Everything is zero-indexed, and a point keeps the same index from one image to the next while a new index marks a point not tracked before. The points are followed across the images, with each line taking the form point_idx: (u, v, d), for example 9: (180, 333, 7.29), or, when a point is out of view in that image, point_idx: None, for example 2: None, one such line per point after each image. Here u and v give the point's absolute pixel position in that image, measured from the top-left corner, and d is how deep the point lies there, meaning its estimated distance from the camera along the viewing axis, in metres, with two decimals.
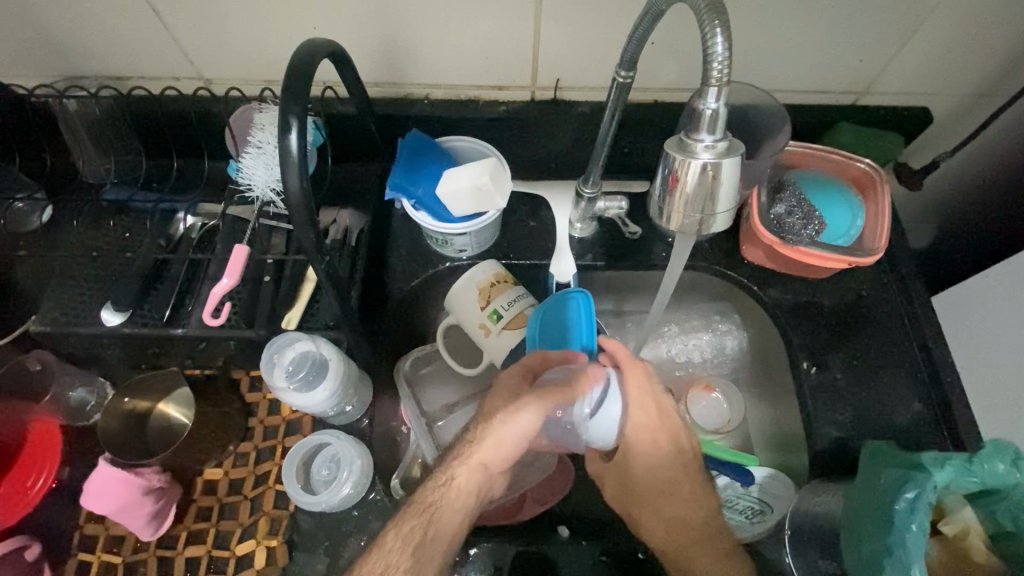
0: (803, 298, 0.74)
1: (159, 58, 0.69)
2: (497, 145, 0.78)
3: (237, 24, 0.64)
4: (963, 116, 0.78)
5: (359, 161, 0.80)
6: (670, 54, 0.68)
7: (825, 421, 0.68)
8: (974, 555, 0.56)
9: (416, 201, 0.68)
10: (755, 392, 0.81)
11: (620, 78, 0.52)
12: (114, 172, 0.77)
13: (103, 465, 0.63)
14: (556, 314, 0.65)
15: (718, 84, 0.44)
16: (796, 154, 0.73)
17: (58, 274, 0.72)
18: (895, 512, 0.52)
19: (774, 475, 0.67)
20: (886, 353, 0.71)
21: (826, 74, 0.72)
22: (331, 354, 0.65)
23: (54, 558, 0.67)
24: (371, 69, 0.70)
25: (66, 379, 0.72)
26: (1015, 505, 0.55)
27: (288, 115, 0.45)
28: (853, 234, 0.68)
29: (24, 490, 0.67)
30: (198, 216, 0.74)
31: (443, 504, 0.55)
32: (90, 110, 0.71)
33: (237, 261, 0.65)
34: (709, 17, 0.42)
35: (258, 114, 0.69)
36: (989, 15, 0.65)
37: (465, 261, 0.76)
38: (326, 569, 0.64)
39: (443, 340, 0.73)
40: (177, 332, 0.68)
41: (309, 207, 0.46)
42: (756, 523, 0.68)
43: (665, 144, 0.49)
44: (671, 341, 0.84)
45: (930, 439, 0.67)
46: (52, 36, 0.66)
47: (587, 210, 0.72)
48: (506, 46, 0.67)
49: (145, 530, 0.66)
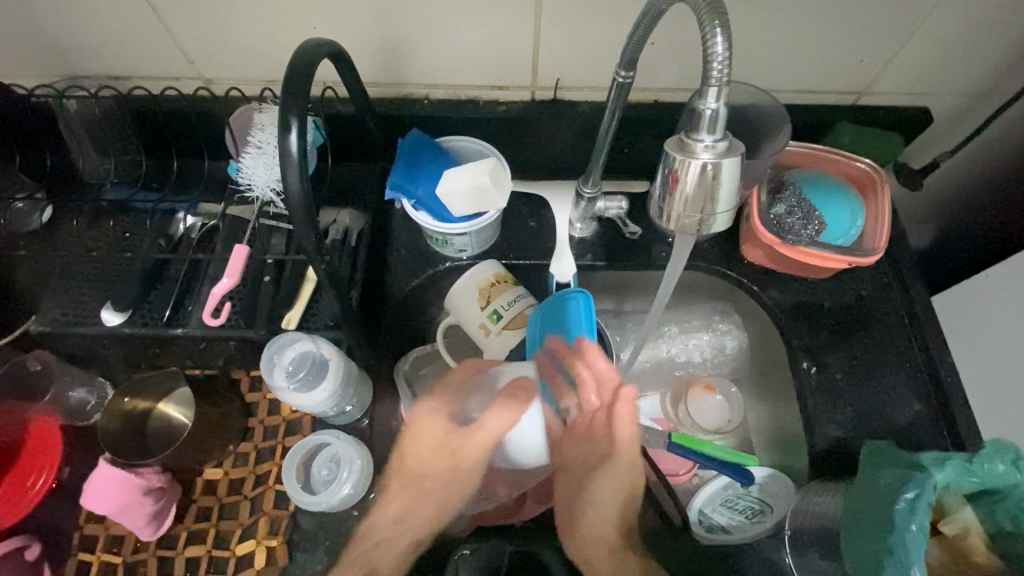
0: (804, 298, 0.74)
1: (158, 58, 0.69)
2: (497, 145, 0.78)
3: (237, 24, 0.64)
4: (962, 116, 0.78)
5: (359, 161, 0.80)
6: (670, 54, 0.68)
7: (826, 422, 0.68)
8: (973, 555, 0.56)
9: (416, 201, 0.68)
10: (755, 392, 0.81)
11: (620, 78, 0.52)
12: (114, 171, 0.77)
13: (103, 465, 0.63)
14: (556, 313, 0.64)
15: (718, 85, 0.44)
16: (797, 154, 0.73)
17: (58, 275, 0.72)
18: (895, 511, 0.52)
19: (774, 475, 0.67)
20: (886, 353, 0.71)
21: (827, 74, 0.72)
22: (331, 354, 0.65)
23: (54, 558, 0.67)
24: (371, 69, 0.70)
25: (66, 379, 0.72)
26: (1015, 504, 0.55)
27: (288, 115, 0.45)
28: (853, 234, 0.68)
29: (24, 490, 0.67)
30: (198, 216, 0.75)
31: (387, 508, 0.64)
32: (91, 110, 0.71)
33: (237, 261, 0.65)
34: (709, 17, 0.42)
35: (258, 114, 0.69)
36: (989, 13, 0.65)
37: (465, 261, 0.76)
38: (325, 569, 0.64)
39: (443, 340, 0.73)
40: (177, 332, 0.68)
41: (309, 207, 0.46)
42: (757, 523, 0.67)
43: (665, 144, 0.49)
44: (671, 341, 0.84)
45: (931, 439, 0.67)
46: (51, 35, 0.66)
47: (587, 210, 0.72)
48: (506, 45, 0.67)
49: (145, 530, 0.66)
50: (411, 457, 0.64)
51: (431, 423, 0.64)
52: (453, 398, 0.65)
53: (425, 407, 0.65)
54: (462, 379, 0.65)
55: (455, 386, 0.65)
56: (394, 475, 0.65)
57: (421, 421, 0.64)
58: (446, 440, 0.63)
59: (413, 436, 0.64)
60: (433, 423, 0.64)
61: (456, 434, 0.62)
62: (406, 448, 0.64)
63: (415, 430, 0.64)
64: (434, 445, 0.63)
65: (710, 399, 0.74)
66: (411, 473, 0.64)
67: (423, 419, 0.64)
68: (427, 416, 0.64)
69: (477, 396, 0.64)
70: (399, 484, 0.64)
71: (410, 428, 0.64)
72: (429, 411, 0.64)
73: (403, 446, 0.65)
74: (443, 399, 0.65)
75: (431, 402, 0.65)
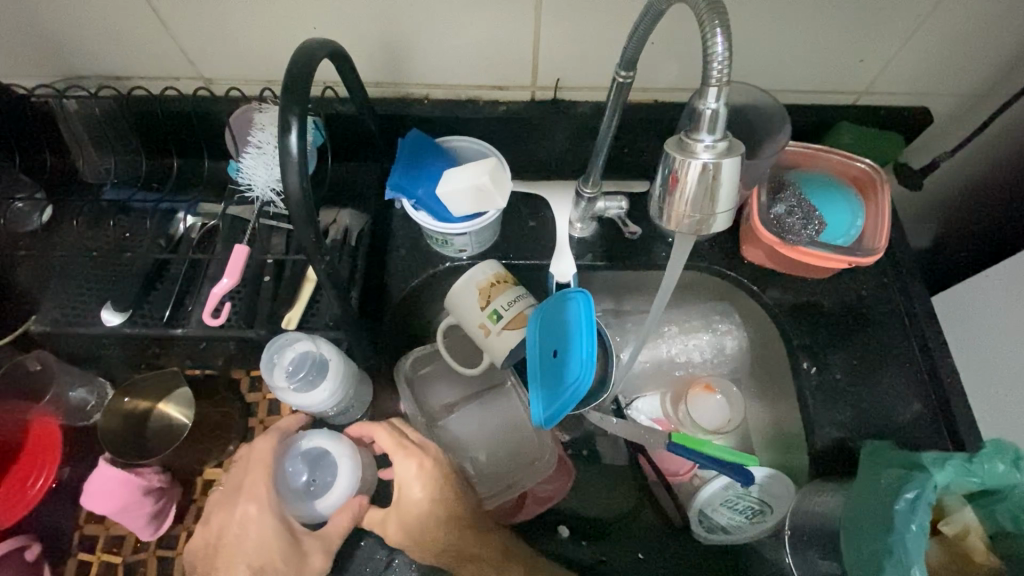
0: (804, 298, 0.74)
1: (159, 59, 0.69)
2: (497, 145, 0.78)
3: (237, 24, 0.64)
4: (962, 115, 0.78)
5: (359, 161, 0.80)
6: (670, 54, 0.68)
7: (826, 422, 0.68)
8: (973, 555, 0.56)
9: (416, 201, 0.68)
10: (755, 391, 0.81)
11: (620, 78, 0.52)
12: (113, 171, 0.77)
13: (103, 465, 0.63)
14: (555, 312, 0.65)
15: (718, 85, 0.44)
16: (796, 154, 0.73)
17: (58, 275, 0.72)
18: (895, 512, 0.52)
19: (775, 475, 0.64)
20: (886, 353, 0.71)
21: (827, 73, 0.72)
22: (331, 354, 0.64)
23: (54, 558, 0.67)
24: (371, 69, 0.70)
25: (66, 380, 0.72)
26: (1015, 505, 0.55)
27: (288, 116, 0.45)
28: (853, 234, 0.68)
29: (24, 490, 0.67)
30: (198, 216, 0.74)
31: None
32: (91, 110, 0.71)
33: (237, 261, 0.65)
34: (709, 17, 0.42)
35: (258, 114, 0.69)
36: (989, 14, 0.65)
37: (465, 261, 0.76)
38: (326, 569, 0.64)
39: (443, 340, 0.73)
40: (177, 332, 0.68)
41: (309, 207, 0.46)
42: (756, 523, 0.67)
43: (665, 144, 0.49)
44: (671, 340, 0.82)
45: (930, 439, 0.67)
46: (51, 35, 0.66)
47: (587, 210, 0.72)
48: (506, 45, 0.67)
49: (145, 530, 0.66)
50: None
51: (252, 538, 0.59)
52: (264, 497, 0.60)
53: (235, 521, 0.60)
54: (260, 475, 0.61)
55: (254, 487, 0.61)
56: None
57: (239, 540, 0.59)
58: (278, 547, 0.59)
59: (233, 554, 0.59)
60: (257, 542, 0.59)
61: (291, 540, 0.60)
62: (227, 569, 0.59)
63: (238, 549, 0.59)
64: (260, 563, 0.58)
65: (711, 395, 0.73)
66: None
67: (244, 537, 0.59)
68: (242, 532, 0.59)
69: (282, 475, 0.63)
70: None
71: (224, 542, 0.60)
72: (250, 522, 0.60)
73: (219, 567, 0.60)
74: (255, 513, 0.60)
75: (236, 517, 0.60)
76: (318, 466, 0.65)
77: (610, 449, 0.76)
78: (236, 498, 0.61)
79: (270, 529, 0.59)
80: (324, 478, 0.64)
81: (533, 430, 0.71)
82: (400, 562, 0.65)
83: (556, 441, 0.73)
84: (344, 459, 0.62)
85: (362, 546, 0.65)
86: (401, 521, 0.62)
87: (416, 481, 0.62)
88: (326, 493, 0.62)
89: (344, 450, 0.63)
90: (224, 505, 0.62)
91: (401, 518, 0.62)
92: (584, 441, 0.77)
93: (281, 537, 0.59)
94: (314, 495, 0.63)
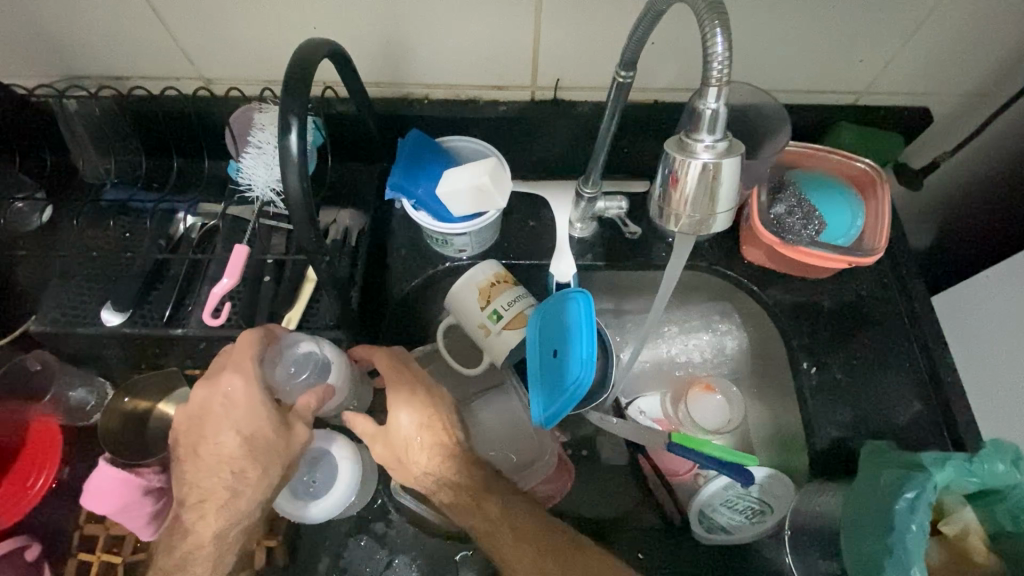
0: (804, 299, 0.74)
1: (159, 59, 0.69)
2: (497, 145, 0.78)
3: (237, 24, 0.64)
4: (963, 115, 0.78)
5: (359, 161, 0.80)
6: (670, 54, 0.68)
7: (826, 422, 0.68)
8: (974, 555, 0.56)
9: (416, 201, 0.68)
10: (755, 391, 0.81)
11: (620, 78, 0.52)
12: (113, 172, 0.76)
13: (103, 465, 0.63)
14: (555, 312, 0.65)
15: (718, 84, 0.44)
16: (796, 154, 0.73)
17: (58, 275, 0.72)
18: (896, 512, 0.52)
19: (775, 475, 0.66)
20: (886, 353, 0.71)
21: (827, 74, 0.72)
22: (332, 354, 0.63)
23: (54, 558, 0.67)
24: (371, 69, 0.70)
25: (66, 380, 0.72)
26: (1015, 505, 0.55)
27: (288, 115, 0.45)
28: (853, 234, 0.68)
29: (24, 489, 0.67)
30: (198, 216, 0.74)
31: (198, 469, 0.59)
32: (91, 111, 0.71)
33: (237, 262, 0.65)
34: (709, 17, 0.42)
35: (258, 114, 0.69)
36: (990, 14, 0.65)
37: (465, 261, 0.76)
38: (326, 568, 0.64)
39: (443, 340, 0.73)
40: (177, 332, 0.68)
41: (309, 207, 0.46)
42: (755, 523, 0.67)
43: (664, 144, 0.49)
44: (671, 340, 0.83)
45: (930, 439, 0.67)
46: (52, 36, 0.66)
47: (587, 210, 0.72)
48: (506, 45, 0.67)
49: (145, 530, 0.65)
50: (222, 447, 0.58)
51: (236, 419, 0.58)
52: (251, 373, 0.58)
53: (220, 393, 0.58)
54: (244, 367, 0.57)
55: (243, 358, 0.58)
56: (203, 457, 0.59)
57: (223, 416, 0.58)
58: (251, 445, 0.58)
59: (219, 423, 0.58)
60: (247, 415, 0.58)
61: (280, 416, 0.59)
62: (214, 441, 0.59)
63: (225, 418, 0.58)
64: (248, 438, 0.58)
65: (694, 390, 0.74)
66: (229, 464, 0.59)
67: (233, 409, 0.58)
68: (230, 407, 0.58)
69: (276, 365, 0.63)
70: (215, 482, 0.59)
71: (207, 416, 0.58)
72: (229, 407, 0.58)
73: (206, 436, 0.59)
74: (242, 387, 0.57)
75: (219, 389, 0.58)
76: (317, 466, 0.64)
77: (610, 449, 0.76)
78: (216, 380, 0.58)
79: (257, 407, 0.58)
80: (320, 479, 0.63)
81: (533, 430, 0.71)
82: (400, 562, 0.65)
83: (556, 441, 0.73)
84: (344, 460, 0.62)
85: (361, 546, 0.65)
86: (386, 444, 0.65)
87: (405, 407, 0.65)
88: (321, 494, 0.61)
89: (347, 452, 0.63)
90: (205, 381, 0.59)
91: (386, 440, 0.65)
92: (582, 441, 0.76)
93: (270, 415, 0.58)
94: (309, 492, 0.62)
